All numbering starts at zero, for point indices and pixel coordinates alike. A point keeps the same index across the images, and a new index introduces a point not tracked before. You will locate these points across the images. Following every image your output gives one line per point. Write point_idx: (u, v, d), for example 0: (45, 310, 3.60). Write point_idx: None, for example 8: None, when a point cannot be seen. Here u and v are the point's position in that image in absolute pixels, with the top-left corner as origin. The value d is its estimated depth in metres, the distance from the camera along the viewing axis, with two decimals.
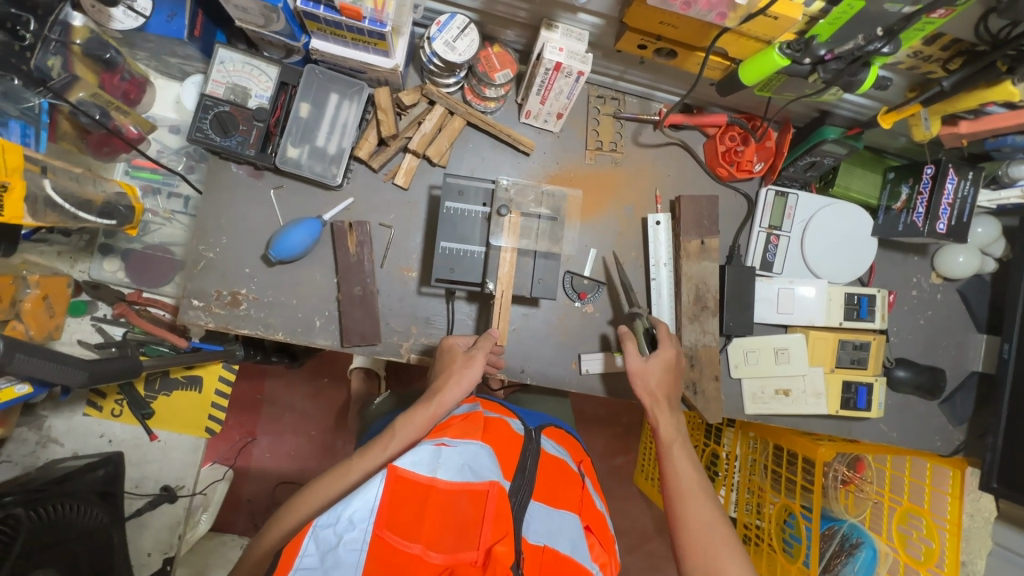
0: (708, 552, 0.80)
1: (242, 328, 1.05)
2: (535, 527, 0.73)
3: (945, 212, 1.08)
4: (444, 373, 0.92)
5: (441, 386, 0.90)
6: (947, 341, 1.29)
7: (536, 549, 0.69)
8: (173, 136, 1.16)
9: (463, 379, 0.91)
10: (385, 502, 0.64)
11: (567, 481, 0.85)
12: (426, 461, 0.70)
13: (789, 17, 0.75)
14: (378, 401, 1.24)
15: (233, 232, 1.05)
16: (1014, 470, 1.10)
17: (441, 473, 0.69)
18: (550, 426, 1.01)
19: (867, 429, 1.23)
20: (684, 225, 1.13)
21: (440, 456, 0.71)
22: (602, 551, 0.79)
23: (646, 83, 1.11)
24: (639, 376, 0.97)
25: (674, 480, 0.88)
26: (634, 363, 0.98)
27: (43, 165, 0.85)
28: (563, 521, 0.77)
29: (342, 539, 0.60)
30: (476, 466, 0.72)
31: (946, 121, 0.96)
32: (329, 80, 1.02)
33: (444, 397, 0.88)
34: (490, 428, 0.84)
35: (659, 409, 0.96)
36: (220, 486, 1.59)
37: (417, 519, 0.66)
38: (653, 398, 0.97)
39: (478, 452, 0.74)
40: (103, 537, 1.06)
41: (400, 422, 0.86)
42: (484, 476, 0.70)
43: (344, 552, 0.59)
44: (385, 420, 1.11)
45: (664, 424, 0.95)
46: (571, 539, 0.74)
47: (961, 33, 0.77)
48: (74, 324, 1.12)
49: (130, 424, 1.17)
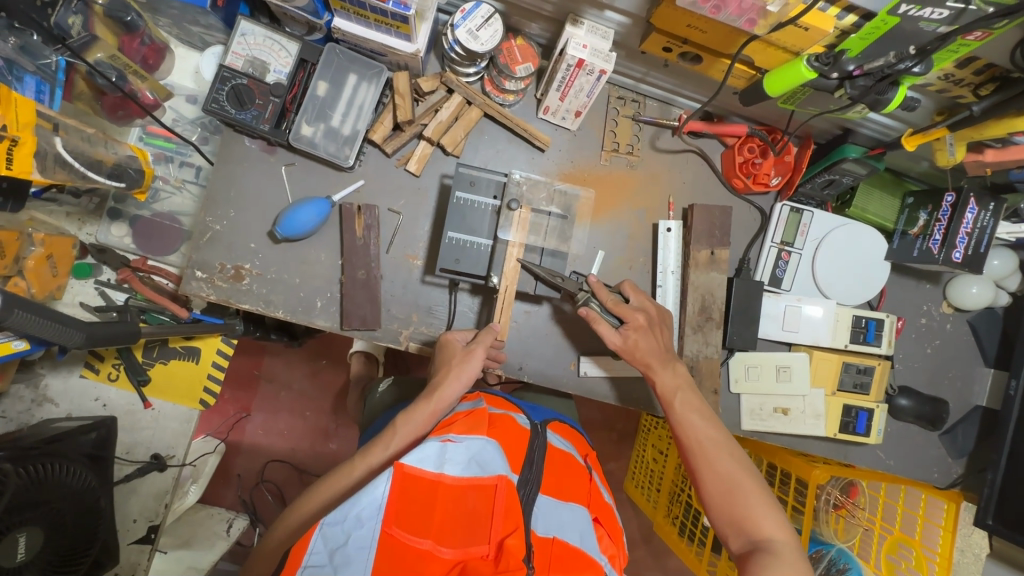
0: (729, 497, 0.83)
1: (243, 303, 1.04)
2: (546, 520, 0.73)
3: (963, 241, 1.06)
4: (443, 370, 0.92)
5: (440, 382, 0.89)
6: (953, 372, 1.27)
7: (545, 542, 0.69)
8: (189, 106, 1.16)
9: (463, 375, 0.90)
10: (393, 498, 0.64)
11: (575, 474, 0.85)
12: (432, 457, 0.69)
13: (821, 29, 0.74)
14: (381, 390, 1.22)
15: (242, 206, 1.05)
16: (1011, 509, 1.08)
17: (449, 469, 0.68)
18: (555, 420, 1.00)
19: (864, 454, 1.22)
20: (695, 234, 1.11)
21: (446, 452, 0.70)
22: (610, 543, 0.79)
23: (669, 87, 1.10)
24: (625, 351, 0.97)
25: (684, 433, 0.91)
26: (613, 343, 0.97)
27: (55, 123, 0.86)
28: (571, 514, 0.76)
29: (351, 536, 0.60)
30: (483, 459, 0.70)
31: (973, 148, 0.94)
32: (349, 60, 1.01)
33: (442, 391, 0.88)
34: (496, 425, 0.83)
35: (653, 369, 0.97)
36: (210, 459, 1.56)
37: (426, 512, 0.65)
38: (647, 364, 0.97)
39: (485, 446, 0.72)
40: (90, 500, 1.05)
41: (399, 420, 0.85)
42: (491, 470, 0.69)
43: (353, 549, 0.59)
44: (383, 419, 1.08)
45: (660, 380, 0.96)
46: (580, 531, 0.73)
47: (996, 58, 0.75)
48: (77, 285, 1.09)
49: (125, 389, 1.17)
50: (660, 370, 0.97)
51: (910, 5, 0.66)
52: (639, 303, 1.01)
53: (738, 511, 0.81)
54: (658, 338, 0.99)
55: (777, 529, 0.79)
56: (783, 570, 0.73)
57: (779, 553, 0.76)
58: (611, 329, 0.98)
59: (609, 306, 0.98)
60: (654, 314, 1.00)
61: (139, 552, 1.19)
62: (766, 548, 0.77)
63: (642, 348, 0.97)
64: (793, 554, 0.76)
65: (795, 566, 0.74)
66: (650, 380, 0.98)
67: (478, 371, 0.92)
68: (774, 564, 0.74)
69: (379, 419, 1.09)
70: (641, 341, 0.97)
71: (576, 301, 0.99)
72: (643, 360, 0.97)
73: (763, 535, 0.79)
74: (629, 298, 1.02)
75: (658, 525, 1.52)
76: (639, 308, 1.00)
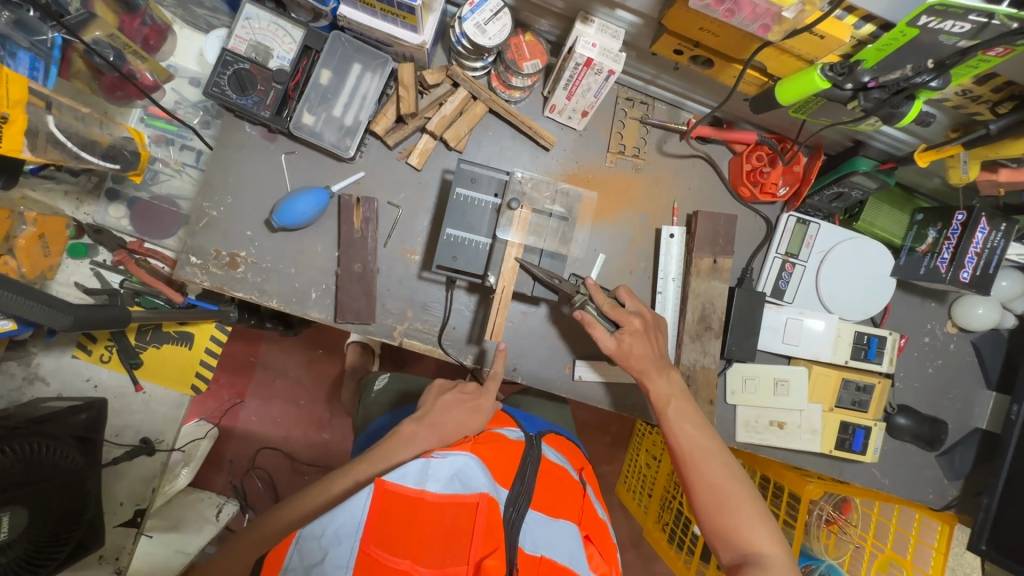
0: (719, 508, 0.83)
1: (237, 292, 1.03)
2: (534, 536, 0.72)
3: (971, 261, 1.04)
4: (452, 406, 0.91)
5: (445, 418, 0.89)
6: (954, 393, 1.25)
7: (533, 560, 0.68)
8: (192, 89, 1.15)
9: (471, 422, 0.91)
10: (373, 515, 0.63)
11: (567, 490, 0.83)
12: (414, 474, 0.70)
13: (836, 37, 0.72)
14: (378, 387, 1.20)
15: (240, 192, 1.03)
16: (1006, 535, 1.06)
17: (429, 485, 0.68)
18: (550, 433, 0.99)
19: (859, 472, 1.20)
20: (698, 241, 1.09)
21: (429, 469, 0.71)
22: (601, 561, 0.77)
23: (678, 91, 1.08)
24: (618, 356, 0.94)
25: (675, 441, 0.90)
26: (607, 347, 0.94)
27: (49, 101, 0.85)
28: (560, 531, 0.75)
29: (328, 553, 0.60)
30: (465, 477, 0.70)
31: (987, 166, 0.92)
32: (354, 50, 0.99)
33: (446, 428, 0.88)
34: (484, 442, 0.82)
35: (648, 375, 0.95)
36: (203, 443, 1.57)
37: (407, 529, 0.64)
38: (642, 370, 0.95)
39: (467, 464, 0.72)
40: (76, 481, 1.04)
41: (389, 441, 0.85)
42: (473, 488, 0.68)
43: (330, 568, 0.58)
44: (385, 420, 1.07)
45: (656, 386, 0.95)
46: (569, 547, 0.73)
47: (1016, 76, 0.73)
48: (73, 265, 1.09)
49: (117, 371, 1.16)
50: (655, 377, 0.95)
51: (931, 18, 0.63)
52: (635, 308, 0.99)
53: (728, 522, 0.82)
54: (653, 342, 0.96)
55: (767, 542, 0.80)
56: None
57: (768, 567, 0.77)
58: (607, 331, 0.95)
59: (606, 309, 0.95)
60: (650, 319, 0.98)
61: (124, 535, 1.19)
62: (757, 562, 0.78)
63: (637, 354, 0.94)
64: (783, 569, 0.77)
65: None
66: (645, 388, 0.96)
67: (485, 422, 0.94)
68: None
69: (381, 418, 1.08)
70: (636, 345, 0.94)
71: (573, 303, 0.97)
72: (637, 366, 0.95)
73: (753, 548, 0.79)
74: (624, 303, 1.00)
75: (647, 529, 1.51)
76: (635, 311, 0.98)
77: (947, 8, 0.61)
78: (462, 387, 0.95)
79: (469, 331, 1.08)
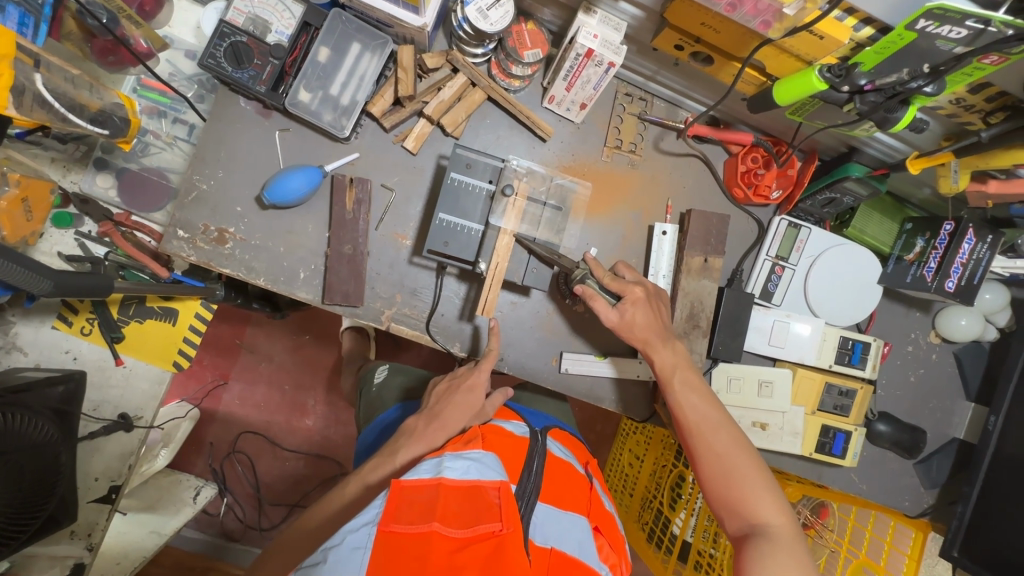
0: (727, 479, 0.85)
1: (224, 268, 1.01)
2: (543, 529, 0.71)
3: (957, 271, 1.06)
4: (449, 397, 0.92)
5: (444, 407, 0.90)
6: (934, 402, 1.27)
7: (543, 552, 0.66)
8: (187, 60, 1.14)
9: (474, 412, 0.90)
10: (390, 505, 0.61)
11: (575, 482, 0.83)
12: (428, 469, 0.67)
13: (835, 38, 0.73)
14: (379, 384, 1.19)
15: (232, 166, 1.02)
16: (978, 543, 1.08)
17: (448, 473, 0.66)
18: (554, 428, 1.00)
19: (837, 476, 1.21)
20: (690, 239, 1.10)
21: (444, 463, 0.68)
22: (611, 552, 0.77)
23: (677, 88, 1.08)
24: (621, 328, 0.96)
25: (683, 412, 0.92)
26: (609, 320, 0.96)
27: (37, 59, 0.85)
28: (571, 523, 0.74)
29: (346, 537, 0.58)
30: (482, 464, 0.68)
31: (976, 177, 0.94)
32: (355, 29, 0.99)
33: (447, 419, 0.88)
34: (490, 437, 0.81)
35: (653, 346, 0.96)
36: (183, 424, 1.52)
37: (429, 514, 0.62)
38: (645, 340, 0.96)
39: (482, 456, 0.71)
40: (49, 455, 0.99)
41: (402, 441, 0.85)
42: (490, 475, 0.67)
43: (348, 550, 0.56)
44: (394, 413, 1.08)
45: (660, 357, 0.96)
46: (580, 540, 0.72)
47: (1008, 86, 0.74)
48: (57, 235, 1.06)
49: (98, 345, 1.11)
50: (659, 347, 0.96)
51: (929, 22, 0.64)
52: (634, 278, 1.01)
53: (734, 493, 0.84)
54: (654, 312, 0.98)
55: (773, 513, 0.81)
56: (777, 556, 0.76)
57: (774, 538, 0.79)
58: (606, 304, 0.97)
59: (606, 282, 0.98)
60: (650, 288, 1.00)
61: (97, 511, 1.10)
62: (762, 531, 0.80)
63: (640, 324, 0.96)
64: (788, 538, 0.79)
65: (792, 551, 0.77)
66: (649, 358, 0.97)
67: (485, 411, 0.93)
68: (769, 550, 0.77)
69: (389, 411, 1.09)
70: (638, 315, 0.96)
71: (572, 279, 0.99)
72: (641, 336, 0.97)
73: (759, 519, 0.81)
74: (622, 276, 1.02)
75: (628, 531, 1.50)
76: (634, 282, 1.00)
77: (944, 13, 0.63)
78: (455, 373, 0.97)
79: (458, 314, 1.08)
